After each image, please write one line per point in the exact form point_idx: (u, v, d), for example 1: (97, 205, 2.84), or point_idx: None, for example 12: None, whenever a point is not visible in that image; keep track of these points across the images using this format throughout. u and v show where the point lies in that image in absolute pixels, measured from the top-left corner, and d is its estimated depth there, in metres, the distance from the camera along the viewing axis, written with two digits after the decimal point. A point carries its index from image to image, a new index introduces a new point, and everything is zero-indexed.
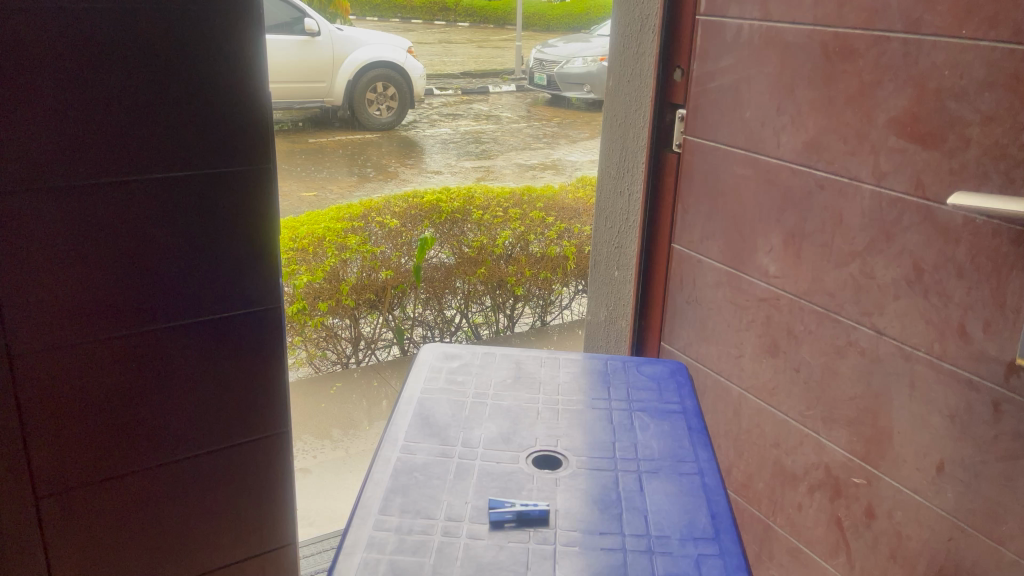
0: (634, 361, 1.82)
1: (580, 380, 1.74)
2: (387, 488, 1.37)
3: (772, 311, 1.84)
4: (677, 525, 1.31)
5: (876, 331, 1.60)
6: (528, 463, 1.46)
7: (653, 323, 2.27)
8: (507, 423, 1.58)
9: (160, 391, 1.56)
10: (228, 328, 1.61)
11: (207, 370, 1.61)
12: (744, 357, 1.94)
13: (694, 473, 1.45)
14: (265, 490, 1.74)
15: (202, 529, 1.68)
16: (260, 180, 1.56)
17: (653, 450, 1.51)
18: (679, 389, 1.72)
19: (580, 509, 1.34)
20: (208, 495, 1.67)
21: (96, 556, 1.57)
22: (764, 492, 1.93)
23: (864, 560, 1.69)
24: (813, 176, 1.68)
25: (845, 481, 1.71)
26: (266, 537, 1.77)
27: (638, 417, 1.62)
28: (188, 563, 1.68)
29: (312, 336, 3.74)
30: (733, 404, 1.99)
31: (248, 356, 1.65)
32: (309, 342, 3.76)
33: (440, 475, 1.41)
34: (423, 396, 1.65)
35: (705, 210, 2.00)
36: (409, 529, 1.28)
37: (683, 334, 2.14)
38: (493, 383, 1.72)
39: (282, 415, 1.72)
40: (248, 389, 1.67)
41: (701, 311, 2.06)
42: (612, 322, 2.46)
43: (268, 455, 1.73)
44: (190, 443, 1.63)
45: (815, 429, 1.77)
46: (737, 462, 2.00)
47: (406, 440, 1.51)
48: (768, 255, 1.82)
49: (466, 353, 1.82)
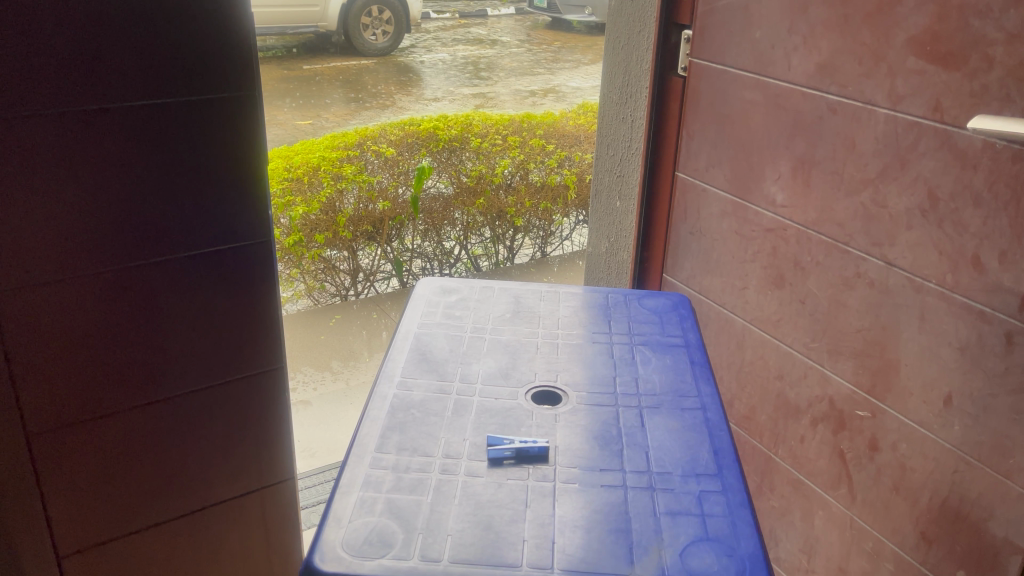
0: (636, 295, 1.78)
1: (580, 314, 1.70)
2: (384, 425, 1.34)
3: (778, 242, 1.79)
4: (679, 461, 1.29)
5: (886, 262, 1.55)
6: (527, 399, 1.43)
7: (656, 255, 2.22)
8: (506, 357, 1.55)
9: (148, 327, 1.52)
10: (219, 261, 1.56)
11: (197, 305, 1.56)
12: (748, 290, 1.89)
13: (696, 407, 1.42)
14: (262, 424, 1.71)
15: (200, 464, 1.66)
16: (246, 107, 1.49)
17: (654, 384, 1.48)
18: (682, 322, 1.69)
19: (580, 446, 1.32)
20: (204, 430, 1.65)
21: (91, 494, 1.55)
22: (766, 425, 1.91)
23: (866, 492, 1.68)
24: (825, 100, 1.61)
25: (849, 414, 1.69)
26: (264, 472, 1.75)
27: (639, 351, 1.59)
28: (185, 499, 1.67)
29: (310, 268, 3.74)
30: (737, 336, 1.96)
31: (240, 291, 1.60)
32: (308, 274, 3.78)
33: (438, 411, 1.39)
34: (419, 331, 1.61)
35: (710, 137, 1.93)
36: (406, 467, 1.26)
37: (686, 266, 2.09)
38: (492, 317, 1.68)
39: (276, 350, 1.68)
40: (240, 324, 1.62)
41: (705, 242, 2.01)
42: (613, 254, 2.41)
43: (263, 390, 1.69)
44: (184, 381, 1.60)
45: (820, 361, 1.74)
46: (739, 394, 1.98)
47: (403, 375, 1.48)
48: (776, 184, 1.76)
49: (465, 286, 1.79)
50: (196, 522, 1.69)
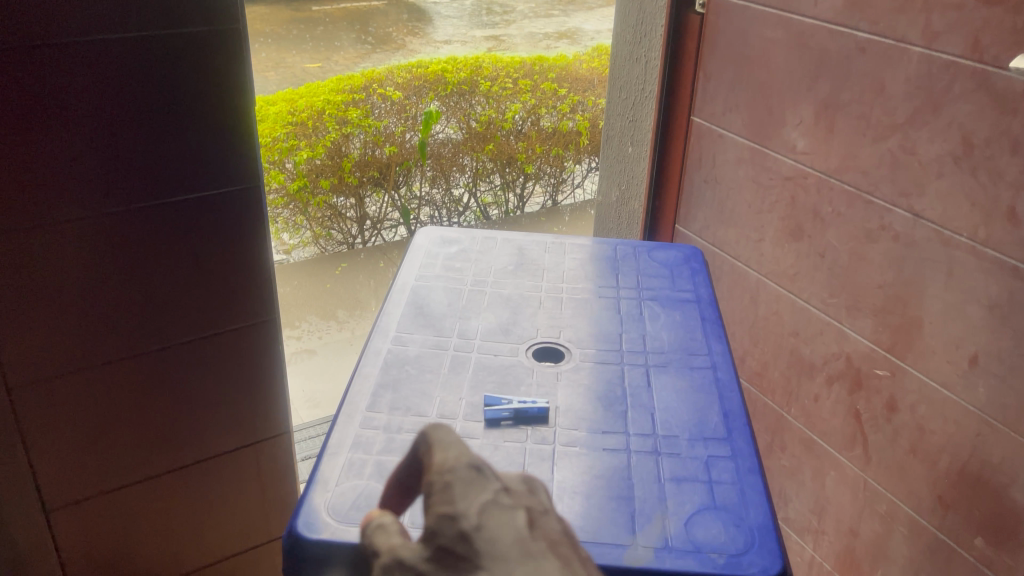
0: (647, 246, 1.69)
1: (587, 267, 1.62)
2: (376, 383, 1.28)
3: (797, 191, 1.69)
4: (686, 423, 1.22)
5: (913, 213, 1.45)
6: (528, 356, 1.36)
7: (668, 205, 2.12)
8: (507, 312, 1.48)
9: (131, 277, 1.46)
10: (205, 208, 1.49)
11: (184, 254, 1.49)
12: (764, 242, 1.80)
13: (706, 366, 1.35)
14: (256, 378, 1.66)
15: (192, 418, 1.61)
16: (231, 44, 1.40)
17: (662, 341, 1.41)
18: (694, 276, 1.61)
19: (583, 407, 1.25)
20: (195, 383, 1.59)
21: (78, 448, 1.51)
22: (779, 382, 1.84)
23: (881, 453, 1.62)
24: (853, 38, 1.49)
25: (867, 373, 1.61)
26: (259, 426, 1.70)
27: (648, 306, 1.51)
28: (177, 453, 1.62)
29: (316, 216, 3.65)
30: (751, 290, 1.87)
31: (229, 240, 1.53)
32: (315, 222, 3.69)
33: (434, 368, 1.32)
34: (417, 284, 1.54)
35: (728, 78, 1.81)
36: (399, 427, 1.19)
37: (699, 216, 2.00)
38: (493, 270, 1.61)
39: (267, 302, 1.61)
40: (230, 274, 1.55)
41: (720, 191, 1.91)
42: (623, 204, 2.31)
43: (257, 343, 1.63)
44: (172, 332, 1.54)
45: (838, 318, 1.66)
46: (752, 350, 1.90)
47: (399, 330, 1.41)
48: (797, 129, 1.65)
49: (466, 237, 1.71)
50: (190, 476, 1.65)
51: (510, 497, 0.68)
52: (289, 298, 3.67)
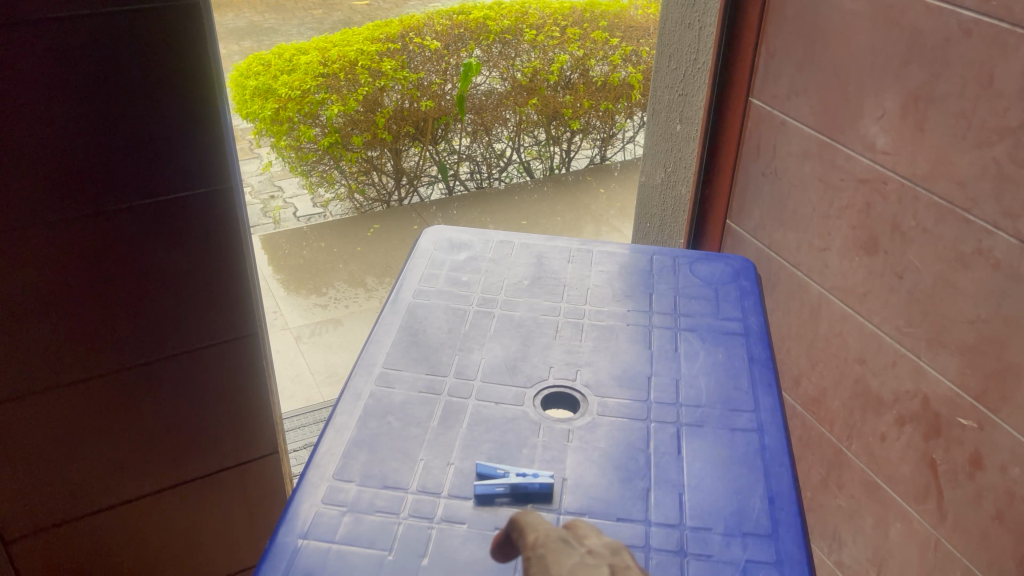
0: (688, 258, 1.45)
1: (615, 285, 1.39)
2: (351, 440, 1.07)
3: (873, 197, 1.41)
4: (721, 512, 0.99)
5: (1021, 240, 1.16)
6: (536, 406, 1.14)
7: (719, 195, 1.85)
8: (516, 343, 1.25)
9: (83, 289, 1.26)
10: (169, 212, 1.28)
11: (148, 264, 1.29)
12: (830, 253, 1.54)
13: (750, 428, 1.11)
14: (237, 396, 1.46)
15: (164, 442, 1.43)
16: (197, 22, 1.16)
17: (699, 390, 1.17)
18: (742, 299, 1.36)
19: (596, 482, 1.03)
20: (165, 404, 1.40)
21: (30, 479, 1.32)
22: (839, 413, 1.60)
23: (959, 514, 1.36)
24: (955, 17, 1.19)
25: (947, 419, 1.35)
26: (242, 447, 1.51)
27: (684, 339, 1.27)
28: (150, 480, 1.44)
29: (350, 170, 3.39)
30: (812, 305, 1.61)
31: (198, 247, 1.32)
32: (350, 176, 3.43)
33: (421, 421, 1.11)
34: (414, 302, 1.33)
35: (796, 55, 1.52)
36: (370, 506, 0.98)
37: (755, 213, 1.73)
38: (506, 285, 1.38)
39: (249, 313, 1.41)
40: (201, 283, 1.35)
41: (780, 187, 1.63)
42: (669, 188, 2.04)
43: (236, 359, 1.44)
44: (136, 349, 1.34)
45: (914, 350, 1.39)
46: (809, 372, 1.65)
47: (385, 366, 1.19)
48: (877, 124, 1.37)
49: (478, 242, 1.48)
50: (164, 502, 1.47)
51: (595, 557, 0.86)
52: (319, 258, 3.33)
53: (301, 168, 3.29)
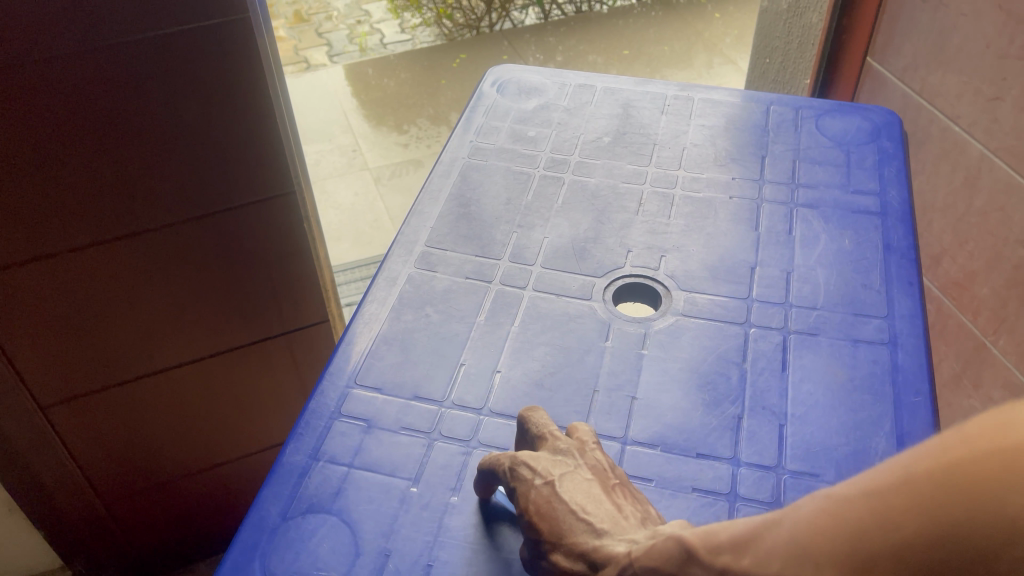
0: (816, 109, 1.16)
1: (718, 144, 1.12)
2: (380, 336, 0.90)
3: None
4: (836, 454, 0.78)
5: None
6: (606, 301, 0.92)
7: (861, 25, 1.48)
8: (588, 217, 1.03)
9: (87, 144, 1.06)
10: (179, 51, 1.04)
11: (162, 112, 1.08)
12: (1002, 104, 1.20)
13: (880, 341, 0.87)
14: (277, 262, 1.31)
15: (201, 308, 1.30)
16: None
17: (816, 286, 0.93)
18: (882, 165, 1.07)
19: (673, 404, 0.82)
20: (197, 270, 1.26)
21: (57, 344, 1.22)
22: (987, 301, 1.32)
23: None
24: None
25: None
26: (288, 314, 1.38)
27: (801, 217, 1.01)
28: (189, 346, 1.33)
29: None
30: (968, 170, 1.30)
31: (215, 94, 1.10)
32: None
33: (466, 316, 0.92)
34: (470, 163, 1.11)
35: None
36: (396, 423, 0.82)
37: (907, 50, 1.38)
38: (582, 142, 1.14)
39: (284, 170, 1.21)
40: (225, 137, 1.14)
41: (944, 16, 1.28)
42: (796, 15, 1.67)
43: (271, 221, 1.26)
44: (157, 210, 1.17)
45: None
46: (953, 251, 1.37)
47: (429, 243, 1.00)
48: None
49: (552, 87, 1.24)
50: (208, 369, 1.37)
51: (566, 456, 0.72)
52: (404, 91, 2.73)
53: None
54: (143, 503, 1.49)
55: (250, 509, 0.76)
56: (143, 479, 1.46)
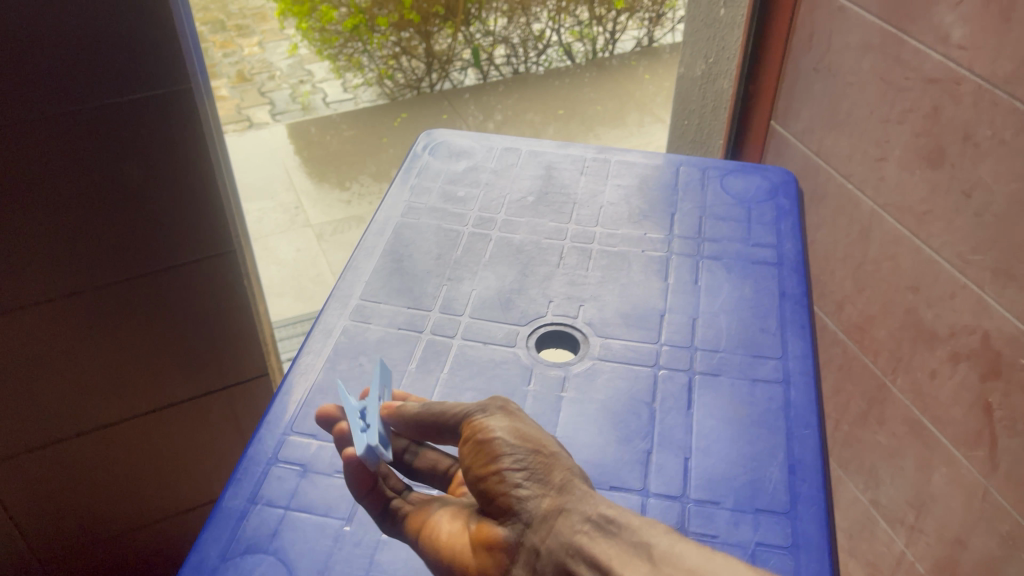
0: (720, 170, 1.27)
1: (633, 202, 1.22)
2: (315, 386, 0.95)
3: (942, 100, 1.20)
4: (735, 483, 0.85)
5: None
6: (529, 348, 1.00)
7: (765, 90, 1.62)
8: (513, 270, 1.11)
9: (30, 207, 1.11)
10: (121, 118, 1.10)
11: (105, 176, 1.14)
12: (886, 164, 1.33)
13: (774, 380, 0.96)
14: (217, 317, 1.35)
15: (141, 364, 1.33)
16: None
17: (718, 330, 1.02)
18: (778, 220, 1.18)
19: (590, 441, 0.89)
20: (136, 328, 1.29)
21: None
22: (885, 343, 1.43)
23: (1014, 465, 1.21)
24: None
25: (1009, 361, 1.19)
26: (229, 369, 1.42)
27: (706, 269, 1.10)
28: (130, 401, 1.36)
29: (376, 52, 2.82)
30: (862, 222, 1.42)
31: (156, 159, 1.16)
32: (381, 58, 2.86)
33: (397, 365, 0.98)
34: (403, 222, 1.18)
35: None
36: (330, 465, 0.87)
37: (804, 115, 1.52)
38: (508, 202, 1.23)
39: (224, 230, 1.27)
40: (168, 199, 1.20)
41: (834, 85, 1.42)
42: (709, 81, 1.81)
43: (210, 279, 1.31)
44: (98, 271, 1.21)
45: (977, 281, 1.21)
46: (854, 297, 1.49)
47: (363, 298, 1.06)
48: (953, 12, 1.14)
49: (480, 151, 1.33)
50: (148, 424, 1.40)
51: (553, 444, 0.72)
52: (345, 151, 2.82)
53: (327, 53, 2.74)
54: (83, 559, 1.50)
55: (190, 551, 0.81)
56: (83, 535, 1.47)
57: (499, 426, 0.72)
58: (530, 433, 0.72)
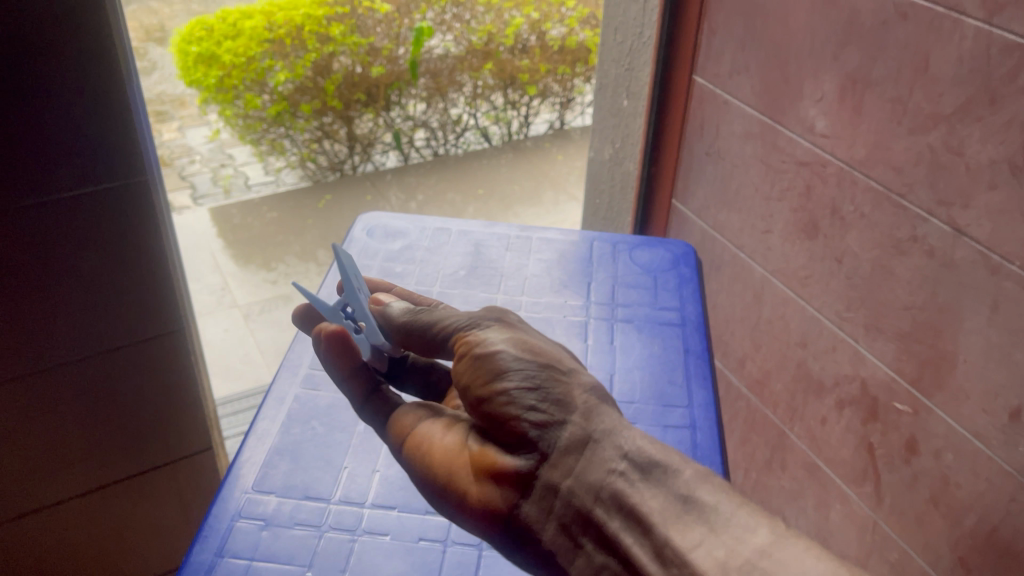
0: (629, 243, 1.43)
1: (553, 274, 1.36)
2: (272, 448, 1.03)
3: (813, 180, 1.40)
4: None
5: (954, 228, 1.16)
6: None
7: (666, 172, 1.81)
8: None
9: None
10: (83, 209, 1.18)
11: (64, 264, 1.21)
12: (772, 235, 1.52)
13: (683, 426, 1.09)
14: (164, 395, 1.41)
15: (89, 443, 1.38)
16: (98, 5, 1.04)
17: (633, 384, 1.15)
18: (681, 287, 1.34)
19: None
20: (87, 406, 1.35)
21: None
22: (782, 395, 1.60)
23: (895, 497, 1.38)
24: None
25: (884, 405, 1.37)
26: (173, 445, 1.47)
27: (621, 331, 1.24)
28: (75, 480, 1.40)
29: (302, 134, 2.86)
30: (755, 287, 1.60)
31: (114, 245, 1.24)
32: (305, 141, 2.89)
33: (348, 425, 1.07)
34: None
35: (738, 32, 1.49)
36: (290, 519, 0.95)
37: (700, 194, 1.71)
38: (442, 277, 1.35)
39: (173, 311, 1.35)
40: (123, 283, 1.28)
41: (723, 167, 1.61)
42: (616, 164, 1.99)
43: (159, 357, 1.38)
44: (52, 352, 1.27)
45: (853, 336, 1.39)
46: (752, 355, 1.66)
47: (312, 367, 1.15)
48: (817, 106, 1.35)
49: (413, 231, 1.45)
50: (92, 502, 1.43)
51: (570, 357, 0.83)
52: (269, 232, 2.88)
53: (250, 137, 2.78)
54: None
55: None
56: None
57: (502, 339, 0.81)
58: (531, 344, 0.81)
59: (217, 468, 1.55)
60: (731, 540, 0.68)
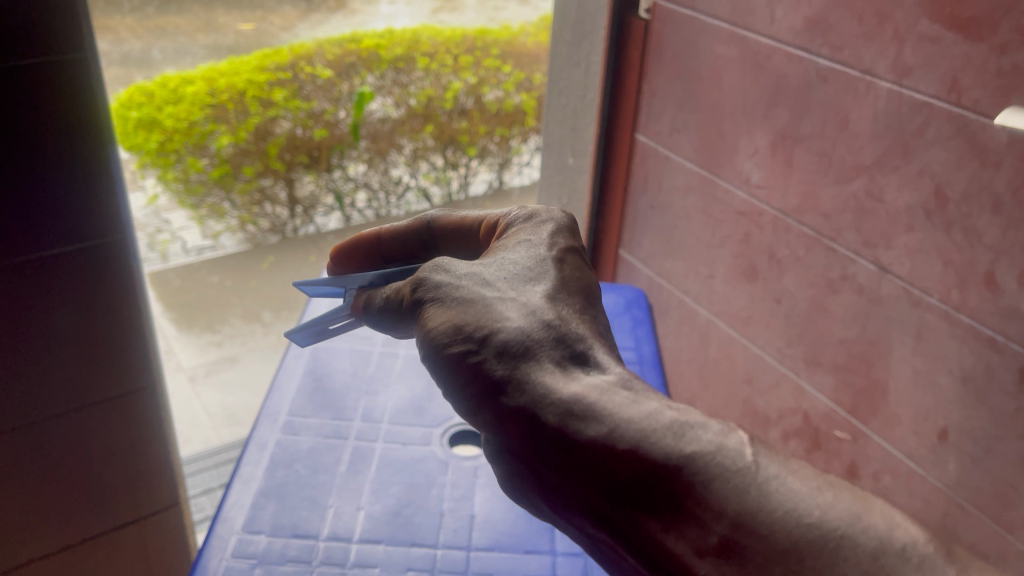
0: None
1: None
2: (258, 491, 1.06)
3: (750, 228, 1.52)
4: None
5: (879, 267, 1.29)
6: (443, 444, 1.16)
7: (612, 223, 1.92)
8: (421, 383, 1.28)
9: None
10: (64, 269, 1.21)
11: (43, 323, 1.22)
12: (714, 280, 1.64)
13: None
14: (134, 452, 1.42)
15: (57, 502, 1.37)
16: (82, 76, 1.09)
17: None
18: (636, 329, 1.43)
19: (504, 516, 1.06)
20: (57, 465, 1.35)
21: None
22: None
23: None
24: (813, 64, 1.31)
25: (825, 433, 1.47)
26: (141, 501, 1.48)
27: None
28: (42, 541, 1.39)
29: (243, 199, 2.28)
30: (701, 329, 1.71)
31: (93, 303, 1.26)
32: (243, 204, 2.31)
33: (330, 467, 1.11)
34: (317, 346, 1.32)
35: (676, 94, 1.62)
36: (281, 556, 0.99)
37: (646, 244, 1.82)
38: None
39: (145, 367, 1.37)
40: (99, 341, 1.30)
41: (667, 219, 1.73)
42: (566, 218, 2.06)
43: (130, 413, 1.39)
44: (28, 412, 1.28)
45: (794, 370, 1.50)
46: (702, 394, 1.75)
47: (290, 414, 1.19)
48: (750, 159, 1.48)
49: None
50: (58, 562, 1.42)
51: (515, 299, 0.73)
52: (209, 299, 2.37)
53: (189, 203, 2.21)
54: None
55: None
56: None
57: (438, 321, 0.71)
58: (468, 318, 0.70)
59: (182, 525, 1.55)
60: (714, 506, 0.62)
